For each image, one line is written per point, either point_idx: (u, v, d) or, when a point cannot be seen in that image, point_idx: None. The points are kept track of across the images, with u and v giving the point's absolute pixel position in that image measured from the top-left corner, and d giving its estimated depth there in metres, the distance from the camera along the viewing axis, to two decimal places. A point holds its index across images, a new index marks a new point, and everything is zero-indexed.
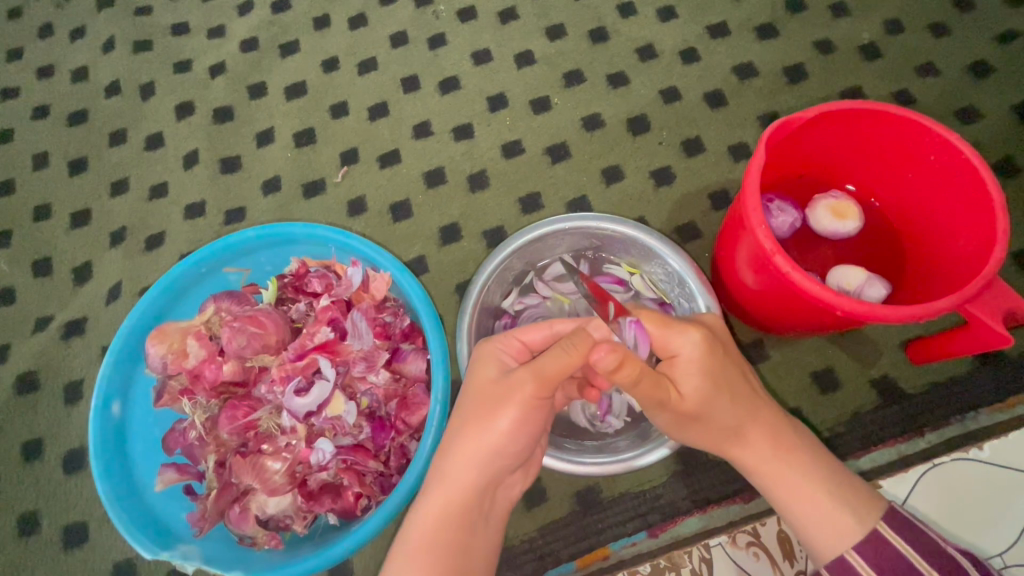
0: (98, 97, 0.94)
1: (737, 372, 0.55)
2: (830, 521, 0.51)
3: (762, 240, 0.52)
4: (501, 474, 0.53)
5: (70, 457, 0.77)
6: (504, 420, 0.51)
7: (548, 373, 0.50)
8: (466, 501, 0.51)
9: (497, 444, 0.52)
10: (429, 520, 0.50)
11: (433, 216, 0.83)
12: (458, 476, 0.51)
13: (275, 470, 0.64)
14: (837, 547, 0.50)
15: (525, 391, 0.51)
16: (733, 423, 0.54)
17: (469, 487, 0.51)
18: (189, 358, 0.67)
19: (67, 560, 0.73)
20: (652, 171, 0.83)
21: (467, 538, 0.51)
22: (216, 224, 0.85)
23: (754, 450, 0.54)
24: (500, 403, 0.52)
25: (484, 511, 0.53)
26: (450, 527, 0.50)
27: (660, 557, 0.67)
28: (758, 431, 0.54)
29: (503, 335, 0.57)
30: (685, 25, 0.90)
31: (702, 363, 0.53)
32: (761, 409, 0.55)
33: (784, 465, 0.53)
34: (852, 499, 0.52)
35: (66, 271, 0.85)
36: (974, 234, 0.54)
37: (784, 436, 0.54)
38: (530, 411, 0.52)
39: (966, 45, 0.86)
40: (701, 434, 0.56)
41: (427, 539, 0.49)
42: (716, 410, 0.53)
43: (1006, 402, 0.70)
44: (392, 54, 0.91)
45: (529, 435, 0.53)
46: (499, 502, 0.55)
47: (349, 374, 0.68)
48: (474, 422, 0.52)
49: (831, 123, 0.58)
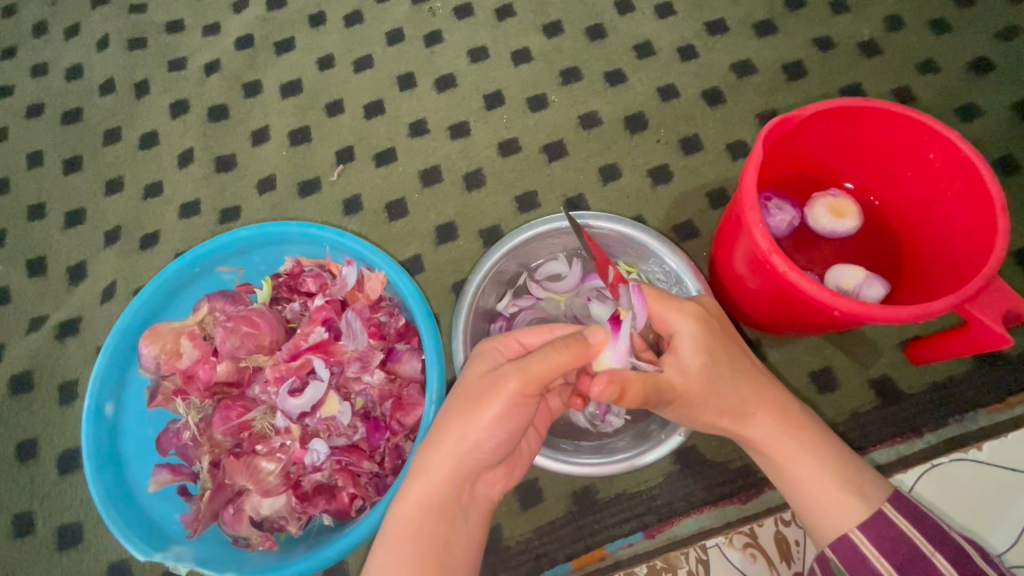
0: (92, 95, 0.93)
1: (738, 351, 0.55)
2: (836, 499, 0.50)
3: (759, 239, 0.51)
4: (480, 469, 0.52)
5: (64, 458, 0.76)
6: (486, 415, 0.50)
7: (535, 370, 0.50)
8: (445, 491, 0.50)
9: (478, 437, 0.51)
10: (410, 513, 0.49)
11: (430, 215, 0.82)
12: (436, 467, 0.50)
13: (269, 471, 0.64)
14: (843, 526, 0.50)
15: (509, 385, 0.50)
16: (742, 399, 0.53)
17: (446, 480, 0.50)
18: (182, 358, 0.66)
19: (61, 561, 0.72)
20: (649, 169, 0.82)
21: (446, 532, 0.49)
22: (211, 223, 0.85)
23: (761, 428, 0.54)
24: (484, 396, 0.51)
25: (463, 504, 0.51)
26: (429, 519, 0.49)
27: (656, 558, 0.67)
28: (764, 408, 0.53)
29: (502, 336, 0.56)
30: (682, 21, 0.89)
31: (701, 339, 0.53)
32: (768, 387, 0.54)
33: (792, 443, 0.53)
34: (857, 478, 0.51)
35: (61, 271, 0.84)
36: (972, 233, 0.54)
37: (789, 414, 0.54)
38: (511, 408, 0.51)
39: (967, 42, 0.86)
40: (705, 415, 0.55)
41: (409, 534, 0.48)
42: (719, 385, 0.53)
43: (1005, 402, 0.69)
44: (388, 51, 0.91)
45: (507, 431, 0.51)
46: (478, 500, 0.53)
47: (343, 375, 0.68)
48: (459, 415, 0.51)
49: (828, 122, 0.58)
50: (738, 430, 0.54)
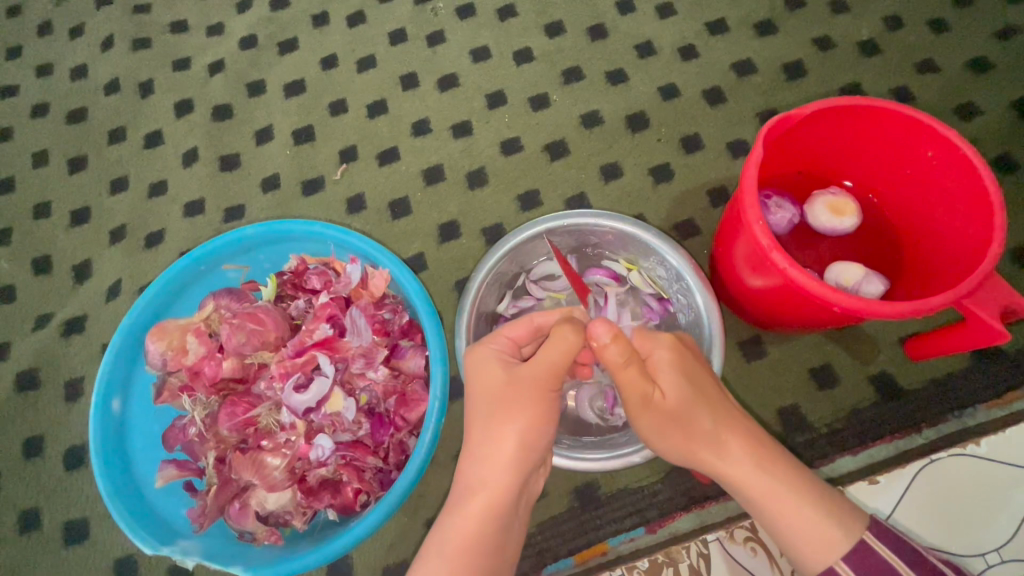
0: (97, 95, 0.94)
1: (707, 380, 0.55)
2: (818, 532, 0.51)
3: (759, 237, 0.52)
4: (528, 477, 0.54)
5: (72, 454, 0.77)
6: (523, 419, 0.53)
7: (554, 359, 0.53)
8: (502, 503, 0.52)
9: (523, 442, 0.53)
10: (468, 528, 0.51)
11: (432, 214, 0.83)
12: (495, 478, 0.52)
13: (275, 466, 0.64)
14: (828, 557, 0.51)
15: (542, 385, 0.53)
16: (714, 429, 0.54)
17: (504, 486, 0.52)
18: (189, 354, 0.67)
19: (68, 557, 0.73)
20: (650, 169, 0.83)
21: (503, 537, 0.52)
22: (215, 222, 0.85)
23: (735, 461, 0.53)
24: (519, 401, 0.53)
25: (517, 507, 0.54)
26: (492, 529, 0.51)
27: (658, 553, 0.67)
28: (739, 441, 0.54)
29: (491, 335, 0.58)
30: (684, 21, 0.90)
31: (677, 365, 0.55)
32: (740, 419, 0.55)
33: (768, 477, 0.53)
34: (835, 509, 0.52)
35: (67, 269, 0.85)
36: (970, 229, 0.55)
37: (765, 446, 0.54)
38: (544, 404, 0.54)
39: (965, 42, 0.86)
40: (679, 442, 0.55)
41: (471, 544, 0.50)
42: (692, 411, 0.54)
43: (1003, 398, 0.70)
44: (390, 51, 0.92)
45: (550, 427, 0.54)
46: (529, 497, 0.57)
47: (348, 370, 0.68)
48: (501, 420, 0.53)
49: (829, 119, 0.58)
50: (711, 461, 0.54)
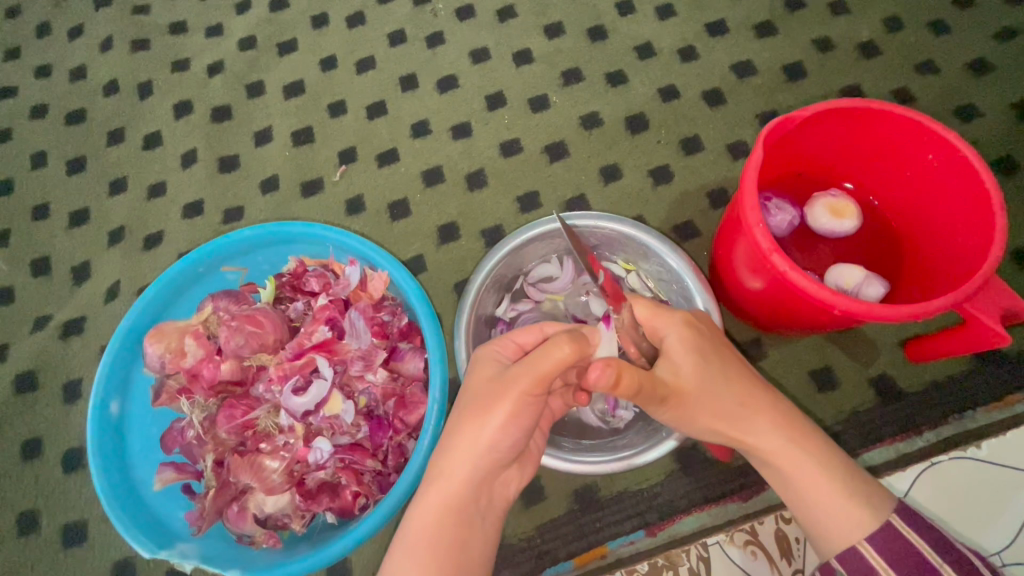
0: (96, 96, 0.94)
1: (731, 360, 0.55)
2: (846, 509, 0.50)
3: (759, 239, 0.52)
4: (490, 474, 0.53)
5: (69, 456, 0.77)
6: (497, 416, 0.51)
7: (543, 369, 0.50)
8: (462, 495, 0.52)
9: (491, 440, 0.52)
10: (429, 517, 0.51)
11: (432, 215, 0.83)
12: (453, 471, 0.52)
13: (273, 469, 0.64)
14: (854, 537, 0.49)
15: (518, 389, 0.51)
16: (742, 403, 0.53)
17: (465, 481, 0.52)
18: (187, 357, 0.67)
19: (66, 559, 0.73)
20: (650, 170, 0.82)
21: (462, 534, 0.51)
22: (214, 223, 0.85)
23: (764, 434, 0.53)
24: (494, 398, 0.52)
25: (478, 506, 0.53)
26: (447, 525, 0.51)
27: (657, 556, 0.67)
28: (765, 415, 0.53)
29: (499, 338, 0.58)
30: (684, 23, 0.90)
31: (691, 345, 0.54)
32: (768, 396, 0.54)
33: (796, 450, 0.52)
34: (865, 490, 0.51)
35: (65, 270, 0.85)
36: (971, 229, 0.54)
37: (793, 421, 0.54)
38: (522, 406, 0.52)
39: (966, 43, 0.86)
40: (705, 421, 0.54)
41: (427, 537, 0.50)
42: (716, 390, 0.53)
43: (1003, 400, 0.70)
44: (390, 53, 0.91)
45: (520, 429, 0.53)
46: (496, 500, 0.56)
47: (346, 374, 0.68)
48: (471, 418, 0.52)
49: (829, 122, 0.58)
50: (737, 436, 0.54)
